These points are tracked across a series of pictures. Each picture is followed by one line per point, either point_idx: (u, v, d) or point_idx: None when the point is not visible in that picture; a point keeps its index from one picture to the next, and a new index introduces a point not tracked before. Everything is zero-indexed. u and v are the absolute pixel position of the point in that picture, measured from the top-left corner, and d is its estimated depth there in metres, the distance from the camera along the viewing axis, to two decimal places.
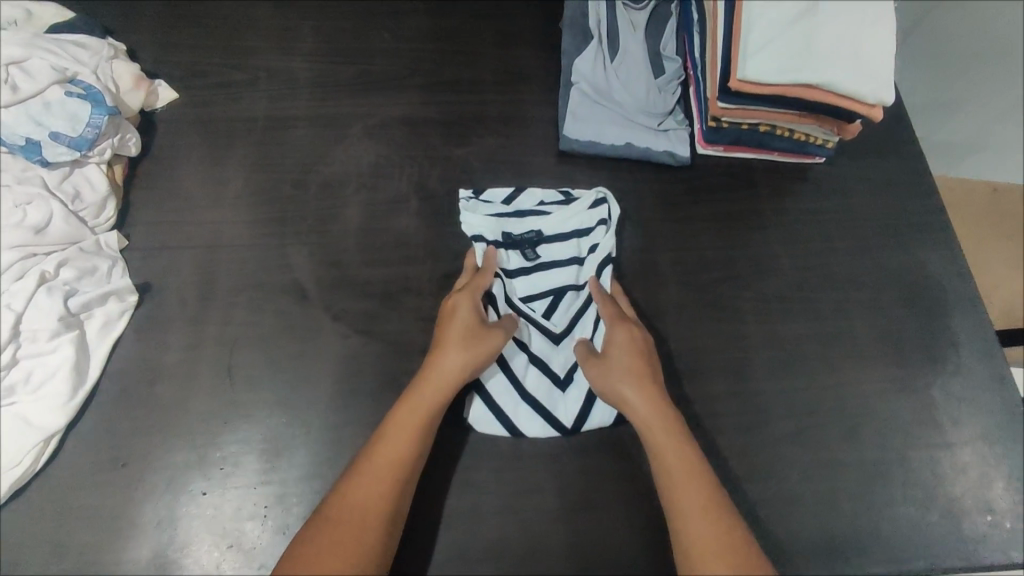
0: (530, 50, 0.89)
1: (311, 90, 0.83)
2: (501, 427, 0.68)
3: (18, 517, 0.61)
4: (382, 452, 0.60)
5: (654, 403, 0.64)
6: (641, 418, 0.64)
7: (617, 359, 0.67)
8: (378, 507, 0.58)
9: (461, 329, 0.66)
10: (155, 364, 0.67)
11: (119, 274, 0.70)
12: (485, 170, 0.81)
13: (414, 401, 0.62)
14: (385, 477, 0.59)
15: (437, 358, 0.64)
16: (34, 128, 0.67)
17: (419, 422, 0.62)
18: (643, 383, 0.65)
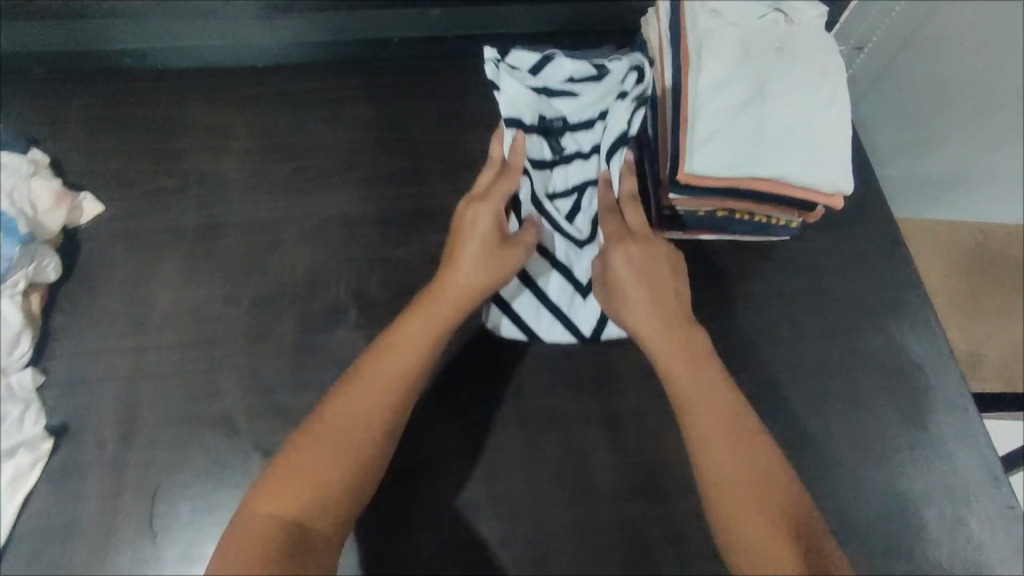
0: (475, 133, 0.85)
1: (243, 192, 0.80)
2: (519, 330, 0.72)
3: None
4: (371, 368, 0.61)
5: (694, 382, 0.62)
6: (679, 388, 0.62)
7: (650, 336, 0.64)
8: (382, 412, 0.60)
9: (491, 221, 0.66)
10: (74, 515, 0.63)
11: (33, 418, 0.65)
12: (428, 269, 0.76)
13: (429, 305, 0.64)
14: (375, 407, 0.60)
15: (443, 291, 0.65)
16: None
17: (421, 339, 0.63)
18: (679, 360, 0.63)
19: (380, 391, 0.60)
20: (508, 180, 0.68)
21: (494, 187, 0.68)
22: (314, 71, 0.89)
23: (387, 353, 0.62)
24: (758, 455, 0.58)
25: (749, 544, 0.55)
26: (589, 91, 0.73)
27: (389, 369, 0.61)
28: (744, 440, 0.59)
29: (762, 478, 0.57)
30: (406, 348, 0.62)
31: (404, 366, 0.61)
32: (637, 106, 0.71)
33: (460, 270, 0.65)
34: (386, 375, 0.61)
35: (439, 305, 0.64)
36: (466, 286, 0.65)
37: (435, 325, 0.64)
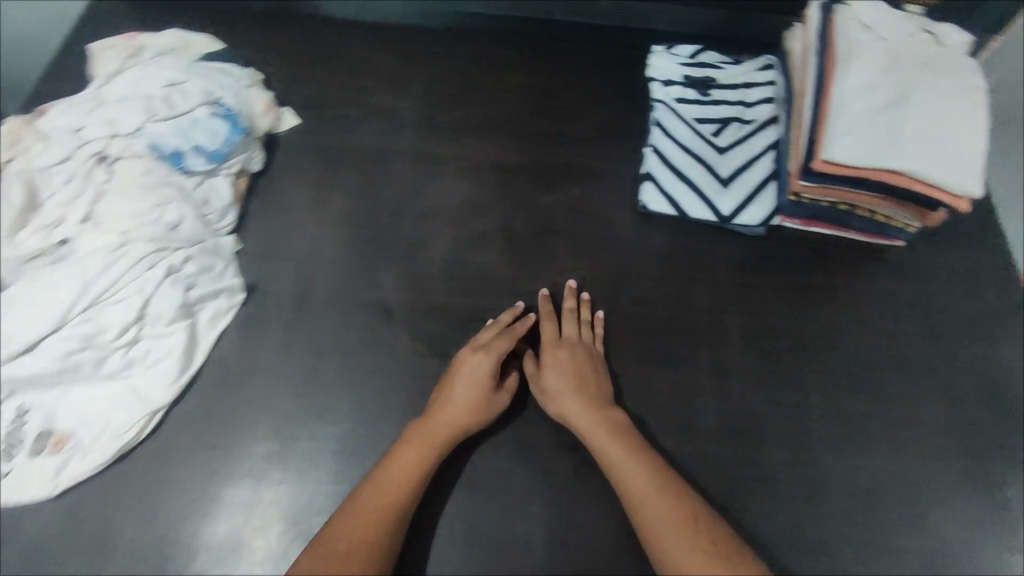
0: (621, 110, 0.94)
1: (415, 130, 0.90)
2: (669, 208, 0.84)
3: (120, 478, 0.68)
4: (378, 480, 0.62)
5: (635, 477, 0.62)
6: (626, 482, 0.62)
7: (596, 437, 0.66)
8: (387, 513, 0.59)
9: (467, 409, 0.67)
10: (252, 362, 0.74)
11: (232, 272, 0.78)
12: (567, 216, 0.86)
13: (417, 438, 0.65)
14: (372, 521, 0.58)
15: (433, 425, 0.66)
16: (182, 141, 0.79)
17: (432, 446, 0.65)
18: (623, 459, 0.64)
19: (377, 518, 0.59)
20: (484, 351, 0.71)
21: (495, 342, 0.71)
22: (484, 35, 0.98)
23: (367, 495, 0.60)
24: (711, 542, 0.56)
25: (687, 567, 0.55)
26: (731, 67, 0.93)
27: (401, 476, 0.62)
28: (687, 526, 0.57)
29: (716, 566, 0.54)
30: (381, 489, 0.61)
31: (405, 464, 0.63)
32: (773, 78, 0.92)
33: (453, 403, 0.67)
34: (371, 510, 0.59)
35: (419, 443, 0.65)
36: (451, 417, 0.67)
37: (430, 437, 0.65)
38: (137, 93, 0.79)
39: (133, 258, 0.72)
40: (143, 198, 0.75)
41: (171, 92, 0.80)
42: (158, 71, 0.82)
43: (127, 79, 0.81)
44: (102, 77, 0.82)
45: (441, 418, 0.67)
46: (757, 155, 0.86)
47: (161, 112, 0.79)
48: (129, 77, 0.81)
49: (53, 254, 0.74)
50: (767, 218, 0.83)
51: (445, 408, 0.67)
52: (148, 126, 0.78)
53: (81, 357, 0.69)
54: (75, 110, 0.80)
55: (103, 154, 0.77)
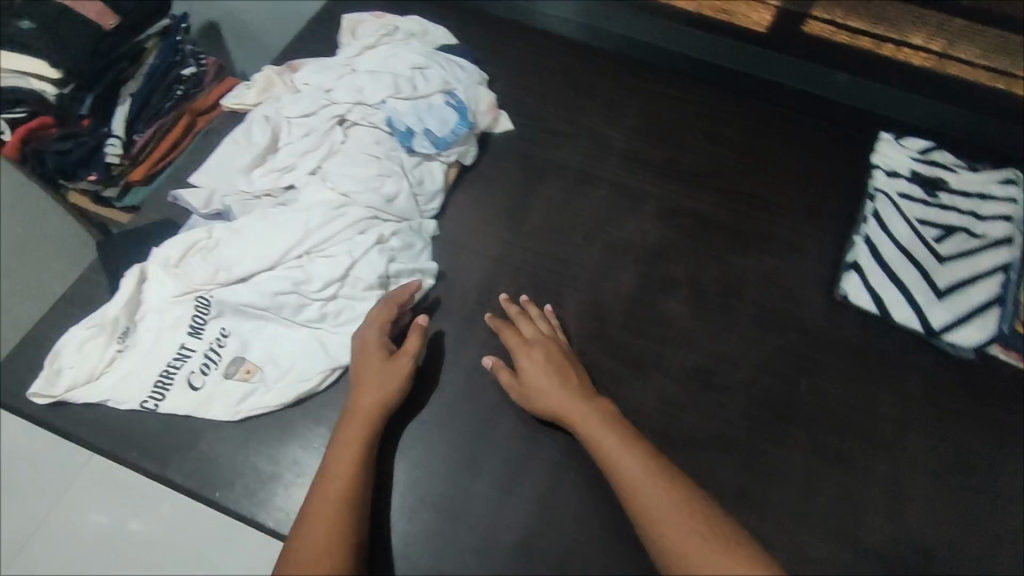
0: (833, 189, 0.90)
1: (621, 160, 0.91)
2: (872, 305, 0.79)
3: (288, 422, 0.70)
4: (330, 475, 0.60)
5: (625, 469, 0.60)
6: (615, 468, 0.60)
7: (583, 424, 0.64)
8: (348, 496, 0.58)
9: (385, 386, 0.66)
10: (428, 345, 0.76)
11: (426, 256, 0.81)
12: (759, 284, 0.82)
13: (352, 427, 0.63)
14: (333, 504, 0.58)
15: (355, 414, 0.64)
16: (415, 121, 0.83)
17: (360, 430, 0.63)
18: (615, 444, 0.62)
19: (339, 499, 0.58)
20: (385, 330, 0.70)
21: (372, 313, 0.71)
22: (700, 86, 0.99)
23: (327, 479, 0.60)
24: (704, 521, 0.55)
25: (688, 551, 0.53)
26: (968, 172, 0.87)
27: (349, 457, 0.61)
28: (681, 506, 0.56)
29: (713, 546, 0.53)
30: (335, 466, 0.61)
31: (351, 452, 0.61)
32: (1016, 194, 0.85)
33: (363, 395, 0.65)
34: (333, 491, 0.58)
35: (355, 422, 0.64)
36: (366, 408, 0.64)
37: (369, 423, 0.64)
38: (387, 71, 0.85)
39: (351, 220, 0.76)
40: (369, 166, 0.80)
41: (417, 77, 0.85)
42: (411, 55, 0.87)
43: (381, 58, 0.88)
44: (359, 53, 0.90)
45: (364, 398, 0.65)
46: (983, 273, 0.79)
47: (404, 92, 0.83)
48: (383, 56, 0.88)
49: (280, 198, 0.80)
50: (983, 343, 0.76)
51: (370, 391, 0.65)
52: (390, 101, 0.83)
53: (286, 299, 0.73)
54: (328, 74, 0.87)
55: (343, 117, 0.83)
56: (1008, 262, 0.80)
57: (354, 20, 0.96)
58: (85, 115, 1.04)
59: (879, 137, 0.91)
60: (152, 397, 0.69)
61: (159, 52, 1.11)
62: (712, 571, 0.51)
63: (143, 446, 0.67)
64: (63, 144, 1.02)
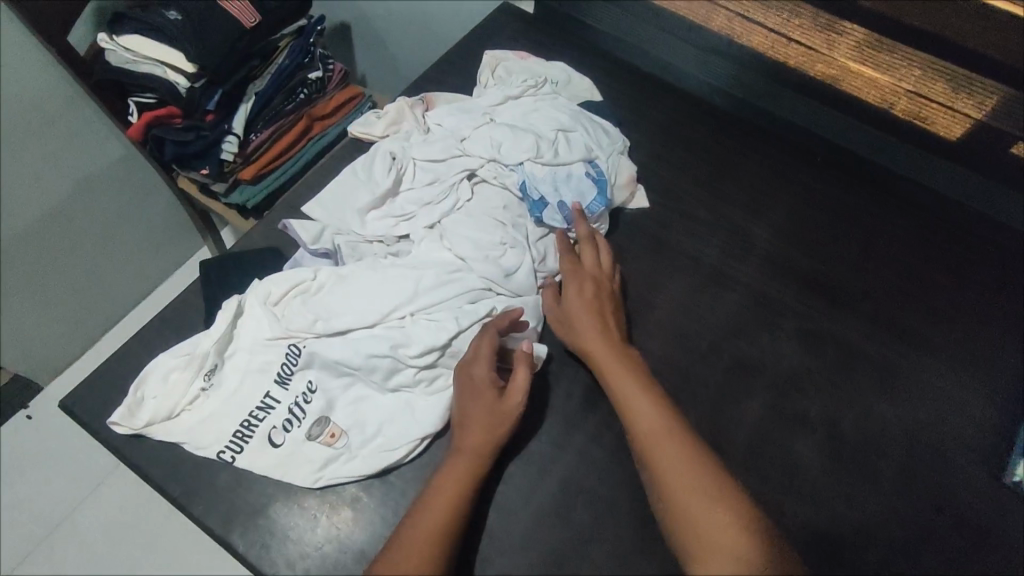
0: (1009, 345, 0.78)
1: (762, 264, 0.81)
2: None
3: (363, 503, 0.64)
4: (400, 549, 0.56)
5: (644, 417, 0.61)
6: (633, 416, 0.62)
7: (607, 367, 0.65)
8: (452, 525, 0.58)
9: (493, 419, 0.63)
10: (521, 443, 0.69)
11: (537, 337, 0.73)
12: (905, 443, 0.71)
13: (464, 461, 0.62)
14: (438, 528, 0.58)
15: (439, 489, 0.60)
16: (551, 192, 0.76)
17: (440, 509, 0.59)
18: (635, 392, 0.63)
19: (441, 521, 0.58)
20: (491, 396, 0.64)
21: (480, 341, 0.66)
22: (864, 190, 0.87)
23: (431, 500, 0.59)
24: (719, 488, 0.56)
25: (697, 515, 0.54)
26: None
27: (455, 483, 0.61)
28: (705, 478, 0.56)
29: (724, 507, 0.54)
30: (442, 490, 0.60)
31: (426, 531, 0.57)
32: None
33: (446, 472, 0.61)
34: (435, 512, 0.58)
35: (465, 453, 0.62)
36: (446, 495, 0.60)
37: (463, 483, 0.61)
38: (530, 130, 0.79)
39: (465, 288, 0.70)
40: (493, 232, 0.73)
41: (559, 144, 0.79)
42: (557, 118, 0.81)
43: (524, 114, 0.82)
44: (505, 101, 0.84)
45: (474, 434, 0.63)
46: None
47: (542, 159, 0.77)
48: (528, 112, 0.82)
49: (393, 247, 0.76)
50: None
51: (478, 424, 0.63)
52: (528, 163, 0.76)
53: (380, 362, 0.66)
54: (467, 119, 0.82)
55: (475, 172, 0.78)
56: None
57: (499, 63, 0.92)
58: (211, 110, 1.00)
59: None
60: (230, 448, 0.64)
61: (290, 52, 1.07)
62: (721, 544, 0.52)
63: (212, 499, 0.63)
64: (186, 134, 1.01)
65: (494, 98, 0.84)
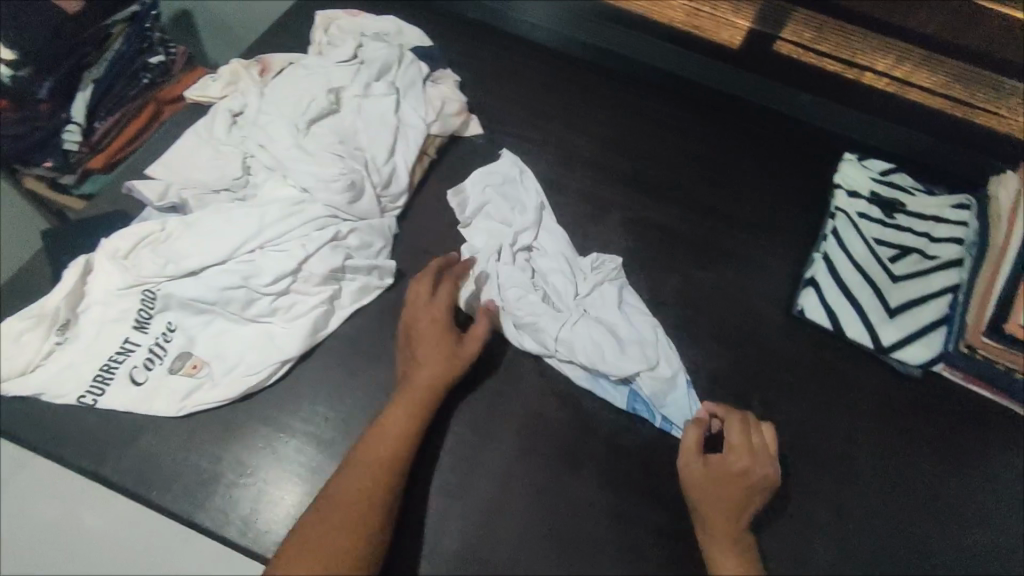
0: (798, 208, 0.90)
1: (587, 170, 0.91)
2: (826, 319, 0.80)
3: (232, 418, 0.69)
4: (342, 484, 0.60)
5: (715, 509, 0.62)
6: (715, 525, 0.62)
7: (703, 493, 0.63)
8: (396, 459, 0.63)
9: (452, 356, 0.69)
10: (381, 346, 0.75)
11: (386, 255, 0.80)
12: (718, 299, 0.82)
13: (406, 401, 0.66)
14: (381, 460, 0.62)
15: (387, 438, 0.64)
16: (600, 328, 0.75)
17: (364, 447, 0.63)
18: (716, 497, 0.63)
19: (386, 452, 0.63)
20: (451, 339, 0.70)
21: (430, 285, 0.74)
22: (666, 97, 0.98)
23: (376, 440, 0.64)
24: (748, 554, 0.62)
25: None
26: (924, 197, 0.89)
27: (401, 425, 0.65)
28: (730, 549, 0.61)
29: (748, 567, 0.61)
30: (391, 428, 0.64)
31: (369, 468, 0.61)
32: (974, 218, 0.86)
33: (392, 421, 0.65)
34: (381, 449, 0.63)
35: (415, 392, 0.67)
36: (392, 437, 0.64)
37: (416, 420, 0.66)
38: (616, 320, 0.75)
39: (309, 217, 0.75)
40: (332, 167, 0.78)
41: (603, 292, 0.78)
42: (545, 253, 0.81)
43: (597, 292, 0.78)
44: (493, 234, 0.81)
45: (422, 368, 0.68)
46: (934, 293, 0.81)
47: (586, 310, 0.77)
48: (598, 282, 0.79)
49: (239, 194, 0.79)
50: (939, 366, 0.78)
51: (422, 359, 0.69)
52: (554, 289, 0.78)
53: (235, 294, 0.71)
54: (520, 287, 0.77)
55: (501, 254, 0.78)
56: (959, 283, 0.82)
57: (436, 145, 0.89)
58: (43, 99, 0.91)
59: (842, 158, 0.92)
60: (90, 393, 0.67)
61: (126, 39, 1.00)
62: None
63: (83, 441, 0.67)
64: (20, 128, 0.89)
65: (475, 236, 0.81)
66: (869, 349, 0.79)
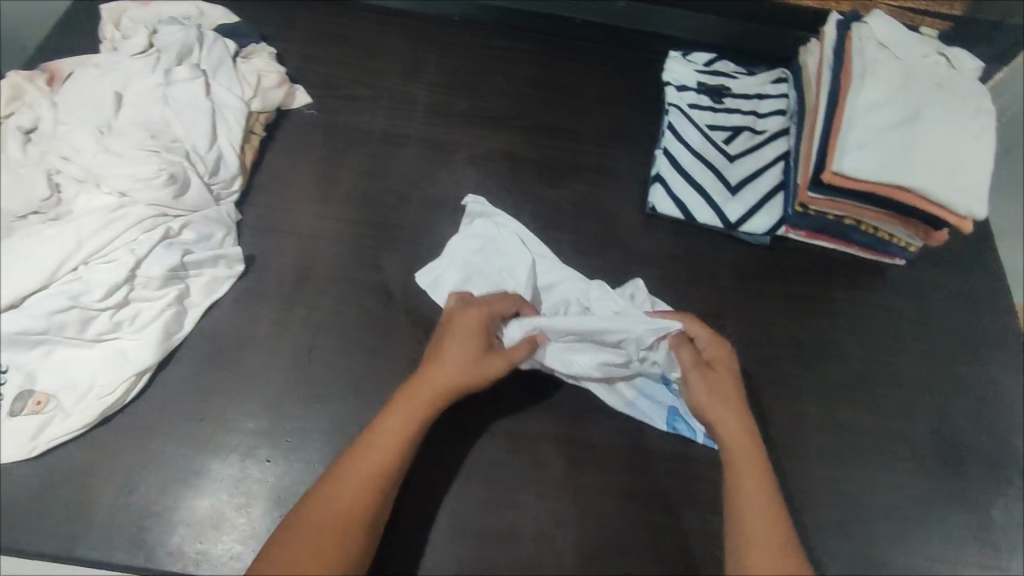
0: (633, 113, 0.93)
1: (426, 115, 0.90)
2: (676, 209, 0.84)
3: (97, 444, 0.65)
4: (320, 496, 0.57)
5: (758, 501, 0.60)
6: (755, 515, 0.59)
7: (743, 471, 0.61)
8: (387, 471, 0.59)
9: (475, 347, 0.64)
10: (244, 334, 0.72)
11: (231, 242, 0.77)
12: (574, 212, 0.85)
13: (407, 401, 0.62)
14: (371, 477, 0.58)
15: (378, 442, 0.60)
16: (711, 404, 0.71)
17: (387, 466, 0.59)
18: (758, 485, 0.61)
19: (374, 464, 0.59)
20: (478, 330, 0.65)
21: (496, 304, 0.68)
22: (491, 30, 0.98)
23: (368, 448, 0.59)
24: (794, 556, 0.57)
25: None
26: (745, 78, 0.93)
27: (398, 426, 0.61)
28: (776, 547, 0.57)
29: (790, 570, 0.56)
30: (381, 436, 0.60)
31: (359, 485, 0.58)
32: (789, 89, 0.92)
33: (389, 418, 0.61)
34: (371, 458, 0.59)
35: (425, 390, 0.62)
36: (385, 447, 0.60)
37: (406, 423, 0.61)
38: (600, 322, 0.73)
39: (133, 221, 0.71)
40: (147, 162, 0.72)
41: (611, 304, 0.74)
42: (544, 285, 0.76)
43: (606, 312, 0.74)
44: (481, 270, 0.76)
45: (447, 363, 0.63)
46: (767, 164, 0.86)
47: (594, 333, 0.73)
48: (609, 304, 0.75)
49: (52, 214, 0.70)
50: (786, 230, 0.84)
51: (451, 358, 0.63)
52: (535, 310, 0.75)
53: (65, 317, 0.65)
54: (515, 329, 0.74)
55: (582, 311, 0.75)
56: (786, 150, 0.87)
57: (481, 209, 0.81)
58: None
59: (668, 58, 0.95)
60: None
61: None
62: None
63: None
64: None
65: (460, 274, 0.76)
66: (720, 227, 0.84)
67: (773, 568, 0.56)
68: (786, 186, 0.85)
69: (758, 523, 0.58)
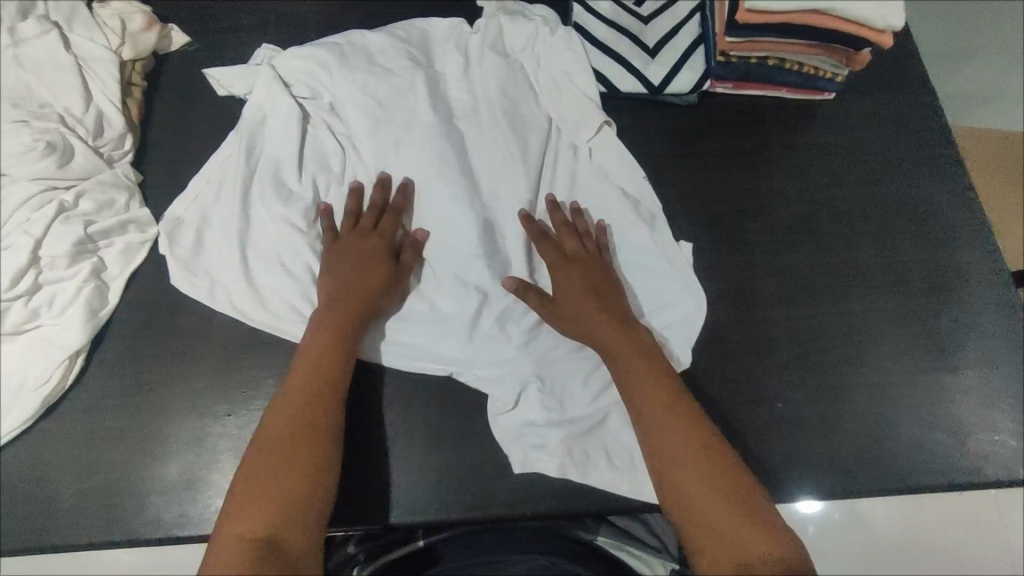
0: None
1: (320, 34, 0.83)
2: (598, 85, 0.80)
3: (48, 434, 0.63)
4: (251, 459, 0.55)
5: (646, 393, 0.60)
6: (645, 412, 0.59)
7: (620, 351, 0.62)
8: (326, 392, 0.59)
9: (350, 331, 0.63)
10: (173, 296, 0.68)
11: (138, 205, 0.71)
12: None
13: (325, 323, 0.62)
14: (299, 407, 0.57)
15: (302, 367, 0.60)
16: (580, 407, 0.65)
17: (323, 390, 0.58)
18: (645, 384, 0.60)
19: (303, 387, 0.58)
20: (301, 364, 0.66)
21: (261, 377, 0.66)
22: None
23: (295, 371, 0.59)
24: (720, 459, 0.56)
25: (691, 498, 0.55)
26: None
27: (325, 344, 0.60)
28: (697, 445, 0.57)
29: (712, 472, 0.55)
30: (308, 355, 0.60)
31: (289, 407, 0.57)
32: None
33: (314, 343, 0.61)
34: (297, 379, 0.59)
35: (333, 316, 0.62)
36: (309, 369, 0.59)
37: (333, 334, 0.61)
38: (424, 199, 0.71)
39: (19, 201, 0.65)
40: (19, 135, 0.66)
41: (568, 107, 0.75)
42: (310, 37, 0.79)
43: (528, 36, 0.78)
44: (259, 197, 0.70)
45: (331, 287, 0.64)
46: (683, 18, 0.82)
47: (488, 93, 0.75)
48: (527, 27, 0.78)
49: None
50: (712, 85, 0.81)
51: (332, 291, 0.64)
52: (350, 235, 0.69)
53: None
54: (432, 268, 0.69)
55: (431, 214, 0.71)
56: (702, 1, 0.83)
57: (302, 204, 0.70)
58: None
59: None
60: None
61: None
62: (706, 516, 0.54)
63: None
64: None
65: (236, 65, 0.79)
66: (644, 96, 0.81)
67: (697, 465, 0.56)
68: (705, 40, 0.81)
69: (661, 424, 0.58)
